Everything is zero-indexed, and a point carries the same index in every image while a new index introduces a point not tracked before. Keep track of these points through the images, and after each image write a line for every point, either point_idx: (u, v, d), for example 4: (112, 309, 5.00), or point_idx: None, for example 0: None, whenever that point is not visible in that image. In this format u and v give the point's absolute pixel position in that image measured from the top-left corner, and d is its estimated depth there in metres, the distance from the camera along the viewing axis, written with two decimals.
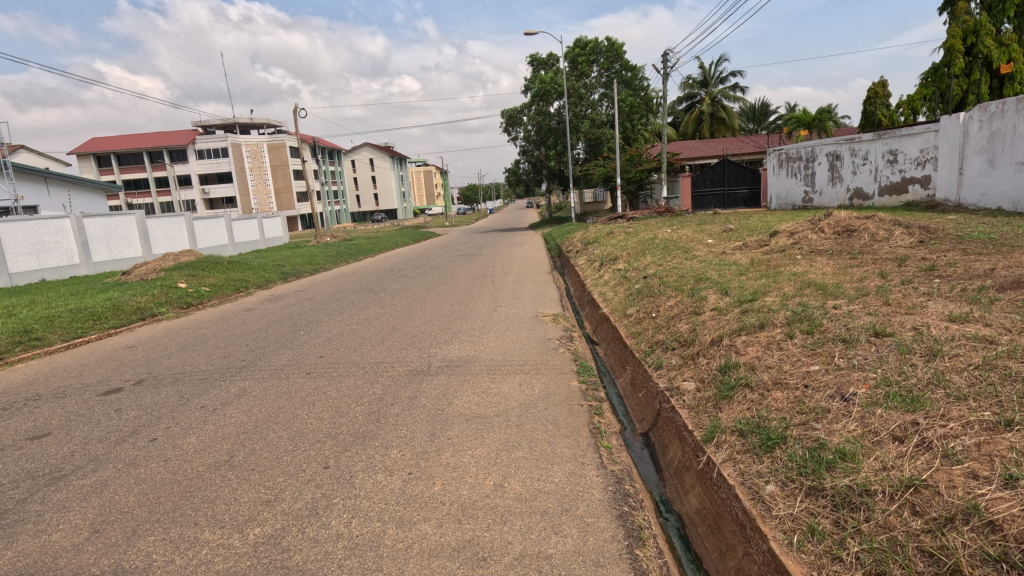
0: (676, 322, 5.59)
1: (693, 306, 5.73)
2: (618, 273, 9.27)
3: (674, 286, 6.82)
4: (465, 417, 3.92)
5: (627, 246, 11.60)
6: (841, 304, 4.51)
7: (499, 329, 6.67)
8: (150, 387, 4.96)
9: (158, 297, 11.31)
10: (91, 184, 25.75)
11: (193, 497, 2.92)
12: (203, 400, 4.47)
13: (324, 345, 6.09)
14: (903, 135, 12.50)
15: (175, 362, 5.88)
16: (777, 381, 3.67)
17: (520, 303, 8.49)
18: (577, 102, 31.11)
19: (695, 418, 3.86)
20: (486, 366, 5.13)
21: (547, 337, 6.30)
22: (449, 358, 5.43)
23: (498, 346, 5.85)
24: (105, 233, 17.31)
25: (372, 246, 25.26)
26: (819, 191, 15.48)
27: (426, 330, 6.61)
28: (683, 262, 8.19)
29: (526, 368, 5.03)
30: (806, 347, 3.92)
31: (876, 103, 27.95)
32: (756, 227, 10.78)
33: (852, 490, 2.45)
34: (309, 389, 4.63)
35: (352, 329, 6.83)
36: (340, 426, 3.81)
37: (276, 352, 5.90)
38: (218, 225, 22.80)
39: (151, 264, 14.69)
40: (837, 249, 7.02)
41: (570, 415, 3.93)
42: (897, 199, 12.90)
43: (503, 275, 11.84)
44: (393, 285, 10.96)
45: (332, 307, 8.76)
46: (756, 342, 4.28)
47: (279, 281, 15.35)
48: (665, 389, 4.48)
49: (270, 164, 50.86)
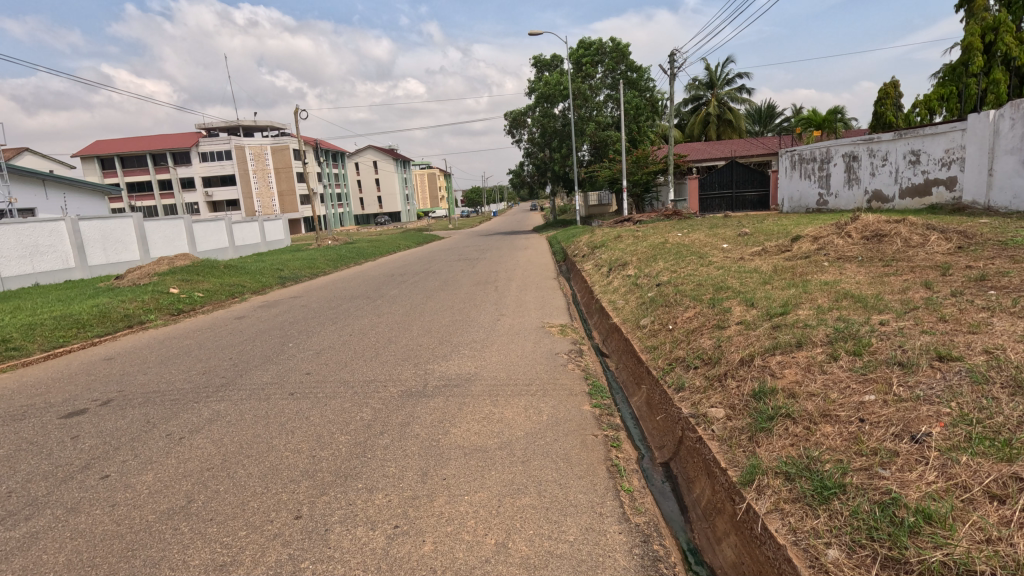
0: (697, 338, 5.09)
1: (715, 318, 5.23)
2: (629, 280, 8.78)
3: (692, 295, 6.32)
4: (464, 451, 3.43)
5: (637, 251, 11.09)
6: (888, 320, 4.00)
7: (502, 342, 6.18)
8: (117, 410, 4.49)
9: (148, 303, 10.88)
10: (90, 185, 25.45)
11: (135, 558, 2.44)
12: (170, 426, 3.99)
13: (312, 360, 5.60)
14: (925, 134, 11.97)
15: (149, 379, 5.41)
16: (825, 412, 3.17)
17: (526, 312, 7.99)
18: (582, 104, 30.63)
19: (727, 453, 3.36)
20: (488, 387, 4.64)
21: (555, 351, 5.79)
22: (447, 377, 4.94)
23: (502, 362, 5.36)
24: (101, 236, 16.91)
25: (375, 250, 24.87)
26: (835, 194, 14.94)
27: (424, 344, 6.11)
28: (699, 268, 7.69)
29: (533, 390, 4.54)
30: (856, 372, 3.41)
31: (887, 104, 27.41)
32: (774, 230, 10.26)
33: (948, 567, 1.95)
34: (290, 413, 4.16)
35: (345, 342, 6.34)
36: (319, 462, 3.32)
37: (259, 368, 5.42)
38: (219, 228, 22.36)
39: (144, 268, 14.26)
40: (868, 256, 6.50)
41: (583, 448, 3.43)
42: (919, 201, 12.37)
43: (507, 281, 11.36)
44: (392, 291, 10.48)
45: (326, 316, 8.29)
46: (794, 363, 3.78)
47: (276, 285, 14.91)
48: (689, 415, 3.98)
49: (273, 167, 50.55)
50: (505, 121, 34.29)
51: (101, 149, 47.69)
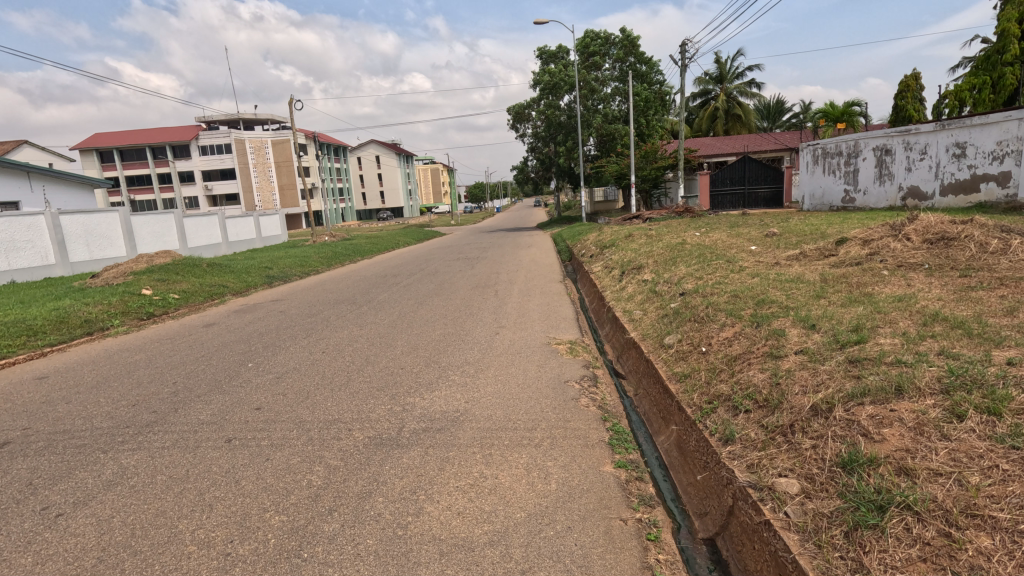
0: (743, 368, 4.05)
1: (766, 343, 4.18)
2: (645, 286, 7.77)
3: (727, 309, 5.30)
4: (440, 550, 2.42)
5: (652, 252, 10.06)
6: (1019, 358, 2.97)
7: (500, 365, 5.15)
8: (2, 463, 3.47)
9: (115, 306, 9.87)
10: (76, 178, 24.42)
11: None
12: (52, 494, 2.98)
13: (267, 390, 4.59)
14: (974, 124, 11.01)
15: (68, 412, 4.40)
16: (970, 508, 2.16)
17: (529, 324, 6.98)
18: (589, 96, 29.51)
19: (815, 557, 2.31)
20: (480, 433, 3.65)
21: (563, 379, 4.78)
22: (431, 417, 3.94)
23: (499, 395, 4.35)
24: (84, 231, 15.95)
25: (372, 247, 23.86)
26: (863, 191, 13.86)
27: (407, 367, 5.11)
28: (728, 275, 6.69)
29: (536, 440, 3.54)
30: (1001, 444, 2.39)
31: (908, 98, 26.25)
32: (805, 231, 9.24)
33: None
34: (217, 474, 3.14)
35: (313, 364, 5.33)
36: (234, 568, 2.32)
37: (201, 400, 4.40)
38: (212, 223, 21.33)
39: (120, 267, 13.29)
40: (937, 264, 5.46)
41: (608, 548, 2.45)
42: (965, 198, 11.36)
43: (508, 285, 10.38)
44: (381, 296, 9.50)
45: (302, 326, 7.29)
46: (896, 420, 2.76)
47: (262, 285, 13.96)
48: (746, 483, 2.95)
49: (273, 161, 49.31)
50: (508, 115, 33.20)
51: (98, 142, 46.80)
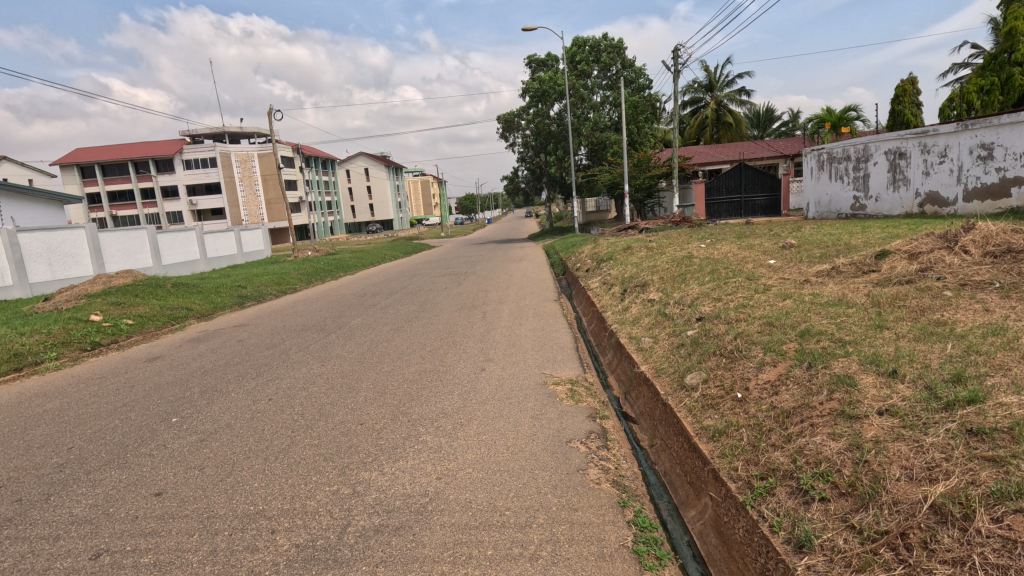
0: (806, 432, 3.03)
1: (832, 395, 3.18)
2: (652, 308, 6.80)
3: (764, 342, 4.31)
4: None
5: (655, 266, 9.14)
6: None
7: (484, 418, 4.11)
8: None
9: (55, 336, 8.72)
10: (47, 195, 23.08)
11: None
12: None
13: (180, 462, 3.53)
14: (1002, 123, 10.26)
15: None
16: None
17: (521, 356, 5.95)
18: (579, 103, 28.70)
19: None
20: (454, 539, 2.59)
21: (564, 438, 3.76)
22: (390, 508, 2.89)
23: (482, 468, 3.30)
24: (46, 249, 14.77)
25: (358, 262, 22.81)
26: (875, 197, 13.07)
27: (368, 423, 4.08)
28: (753, 296, 5.71)
29: (531, 549, 2.51)
30: None
31: (906, 102, 25.76)
32: (824, 242, 8.31)
33: None
34: None
35: (253, 418, 4.28)
36: None
37: (89, 481, 3.33)
38: (188, 239, 20.15)
39: (75, 288, 12.13)
40: (1010, 282, 4.51)
41: None
42: (993, 204, 10.60)
43: (497, 304, 9.41)
44: (355, 320, 8.46)
45: (256, 362, 6.24)
46: None
47: (231, 306, 12.87)
48: None
49: (259, 175, 48.14)
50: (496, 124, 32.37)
51: (78, 157, 45.54)
